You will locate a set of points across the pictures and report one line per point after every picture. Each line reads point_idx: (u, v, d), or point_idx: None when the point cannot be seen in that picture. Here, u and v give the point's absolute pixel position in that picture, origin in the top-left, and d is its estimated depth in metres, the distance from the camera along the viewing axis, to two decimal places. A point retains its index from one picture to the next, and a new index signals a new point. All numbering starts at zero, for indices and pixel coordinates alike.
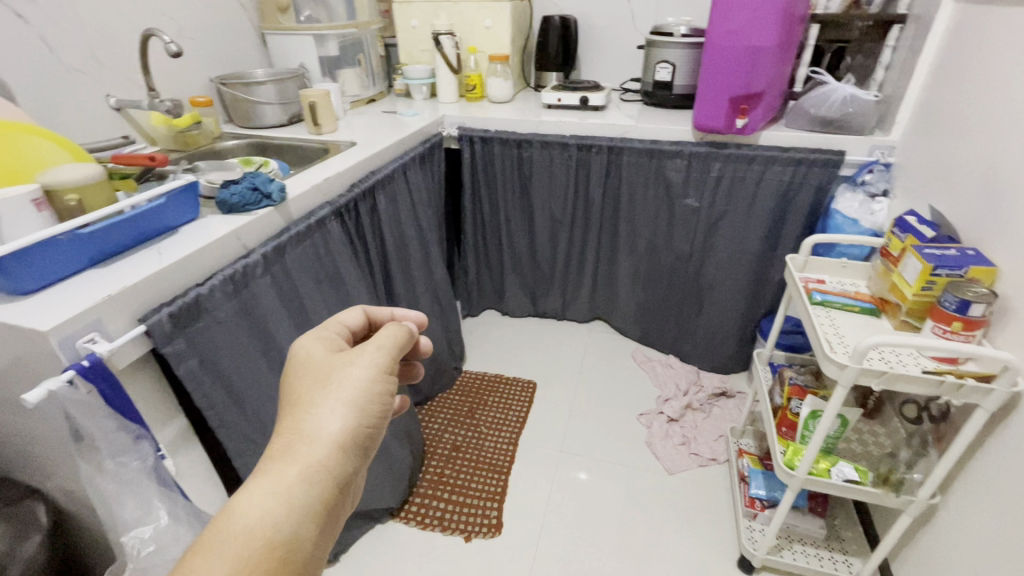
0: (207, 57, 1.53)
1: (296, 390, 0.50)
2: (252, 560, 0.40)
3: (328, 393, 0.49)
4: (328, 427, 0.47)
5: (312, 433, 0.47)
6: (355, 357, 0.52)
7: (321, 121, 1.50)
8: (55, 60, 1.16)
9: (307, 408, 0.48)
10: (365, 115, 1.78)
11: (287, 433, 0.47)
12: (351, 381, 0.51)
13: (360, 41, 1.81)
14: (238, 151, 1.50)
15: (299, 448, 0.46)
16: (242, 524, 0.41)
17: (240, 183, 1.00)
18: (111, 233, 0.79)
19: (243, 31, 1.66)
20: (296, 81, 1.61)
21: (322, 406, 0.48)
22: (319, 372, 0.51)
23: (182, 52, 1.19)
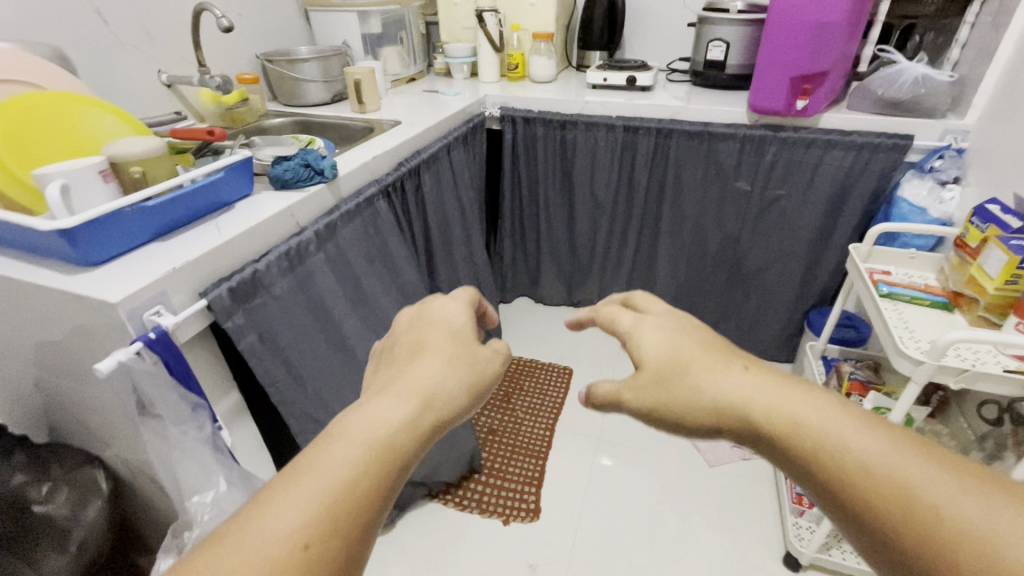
0: (253, 34, 1.52)
1: (440, 347, 0.58)
2: (370, 453, 0.45)
3: (465, 369, 0.58)
4: (459, 393, 0.55)
5: (447, 390, 0.54)
6: (489, 354, 0.62)
7: (365, 99, 1.48)
8: (111, 35, 1.17)
9: (446, 369, 0.57)
10: (406, 94, 1.76)
11: (426, 378, 0.54)
12: (481, 364, 0.60)
13: (402, 19, 1.78)
14: (282, 129, 1.50)
15: (438, 395, 0.53)
16: (366, 424, 0.47)
17: (292, 159, 0.99)
18: (173, 208, 0.80)
19: (287, 8, 1.65)
20: (339, 58, 1.59)
21: (459, 377, 0.57)
22: (460, 349, 0.60)
23: (234, 27, 1.18)
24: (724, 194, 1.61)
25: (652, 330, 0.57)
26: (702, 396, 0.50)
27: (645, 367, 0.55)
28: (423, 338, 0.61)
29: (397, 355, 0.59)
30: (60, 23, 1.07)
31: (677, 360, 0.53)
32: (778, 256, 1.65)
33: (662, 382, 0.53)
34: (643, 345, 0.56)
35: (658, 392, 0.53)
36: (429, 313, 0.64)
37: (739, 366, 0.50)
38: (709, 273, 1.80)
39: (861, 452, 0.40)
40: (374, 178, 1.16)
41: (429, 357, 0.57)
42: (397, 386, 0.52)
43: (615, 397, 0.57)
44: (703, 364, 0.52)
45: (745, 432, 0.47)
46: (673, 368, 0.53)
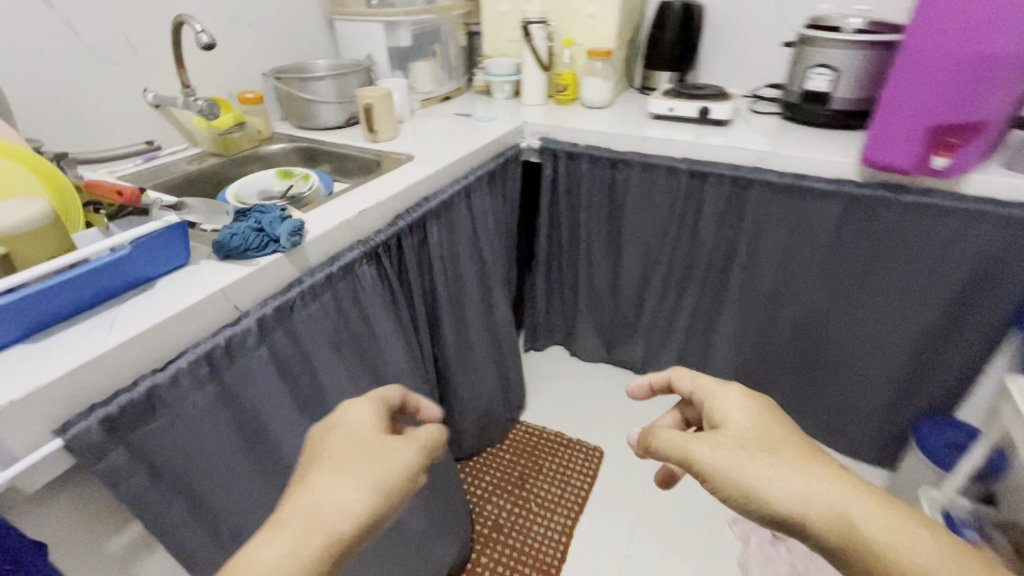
0: (264, 45, 1.34)
1: (341, 456, 0.58)
2: (320, 537, 0.52)
3: (364, 474, 0.57)
4: (357, 502, 0.54)
5: (341, 504, 0.54)
6: (399, 442, 0.61)
7: (378, 126, 1.27)
8: (85, 48, 1.01)
9: (351, 484, 0.56)
10: (435, 116, 1.53)
11: (325, 492, 0.55)
12: (385, 471, 0.57)
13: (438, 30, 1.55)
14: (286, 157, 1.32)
15: (328, 515, 0.53)
16: (318, 510, 0.53)
17: (244, 221, 0.78)
18: (59, 296, 0.62)
19: (308, 16, 1.46)
20: (360, 75, 1.38)
21: (360, 481, 0.56)
22: (365, 450, 0.59)
23: (216, 44, 0.99)
24: (822, 262, 1.25)
25: (731, 397, 0.64)
26: (780, 474, 0.54)
27: (728, 431, 0.60)
28: (328, 442, 0.61)
29: (307, 464, 0.59)
30: (17, 35, 0.92)
31: (758, 433, 0.59)
32: (885, 347, 1.27)
33: (755, 452, 0.57)
34: (726, 410, 0.63)
35: (749, 459, 0.56)
36: (341, 416, 0.64)
37: (805, 458, 0.56)
38: (790, 354, 1.44)
39: (926, 558, 0.48)
40: (359, 236, 0.93)
41: (324, 470, 0.57)
42: (286, 510, 0.54)
43: (685, 451, 0.59)
44: (778, 445, 0.57)
45: (817, 524, 0.52)
46: (754, 439, 0.58)
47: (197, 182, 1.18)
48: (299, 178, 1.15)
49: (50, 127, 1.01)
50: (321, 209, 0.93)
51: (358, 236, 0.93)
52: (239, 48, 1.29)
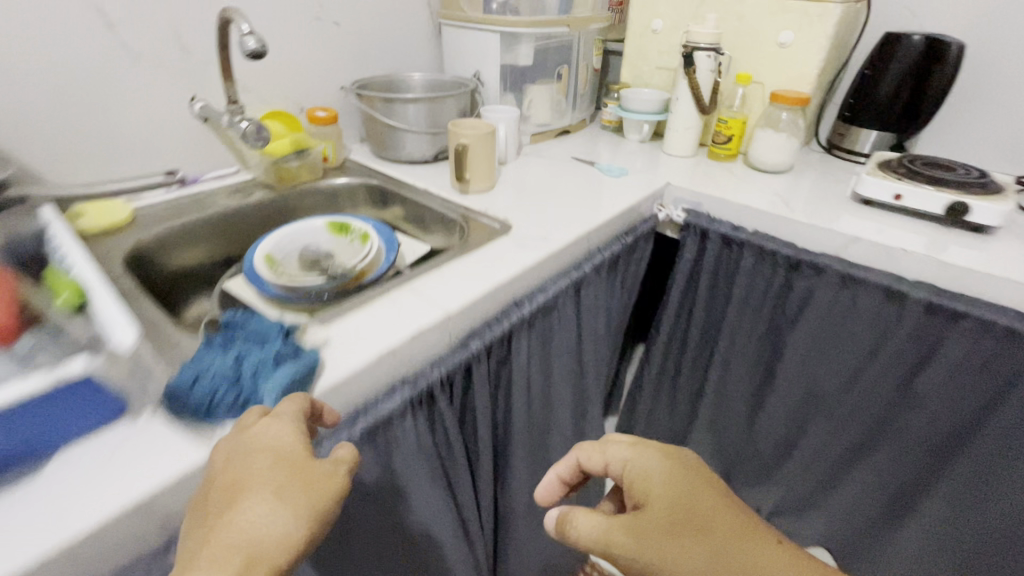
0: (350, 50, 1.08)
1: (261, 481, 0.40)
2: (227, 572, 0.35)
3: (293, 498, 0.40)
4: (296, 530, 0.38)
5: (275, 533, 0.38)
6: (328, 466, 0.43)
7: (470, 174, 0.93)
8: (118, 45, 0.79)
9: (265, 507, 0.39)
10: (547, 157, 1.18)
11: (245, 524, 0.37)
12: (306, 483, 0.41)
13: (568, 48, 1.20)
14: (354, 196, 1.04)
15: (260, 547, 0.37)
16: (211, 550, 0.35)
17: (220, 357, 0.50)
18: None
19: (413, 19, 1.17)
20: (461, 100, 1.07)
21: (290, 506, 0.39)
22: (292, 472, 0.41)
23: (266, 53, 0.71)
24: (1013, 427, 0.81)
25: (651, 459, 0.52)
26: (706, 562, 0.43)
27: (645, 513, 0.49)
28: (231, 468, 0.42)
29: (214, 499, 0.40)
30: (24, 23, 0.71)
31: (680, 510, 0.47)
32: None
33: (682, 537, 0.46)
34: (646, 485, 0.51)
35: (673, 546, 0.45)
36: (249, 433, 0.44)
37: (739, 535, 0.45)
38: (953, 556, 0.99)
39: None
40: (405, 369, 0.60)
41: (243, 494, 0.39)
42: (207, 546, 0.36)
43: (604, 541, 0.49)
44: (711, 523, 0.46)
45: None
46: (678, 518, 0.47)
47: (237, 221, 0.92)
48: (355, 236, 0.87)
49: (63, 138, 0.79)
50: (361, 318, 0.62)
51: (404, 368, 0.60)
52: (318, 53, 1.03)
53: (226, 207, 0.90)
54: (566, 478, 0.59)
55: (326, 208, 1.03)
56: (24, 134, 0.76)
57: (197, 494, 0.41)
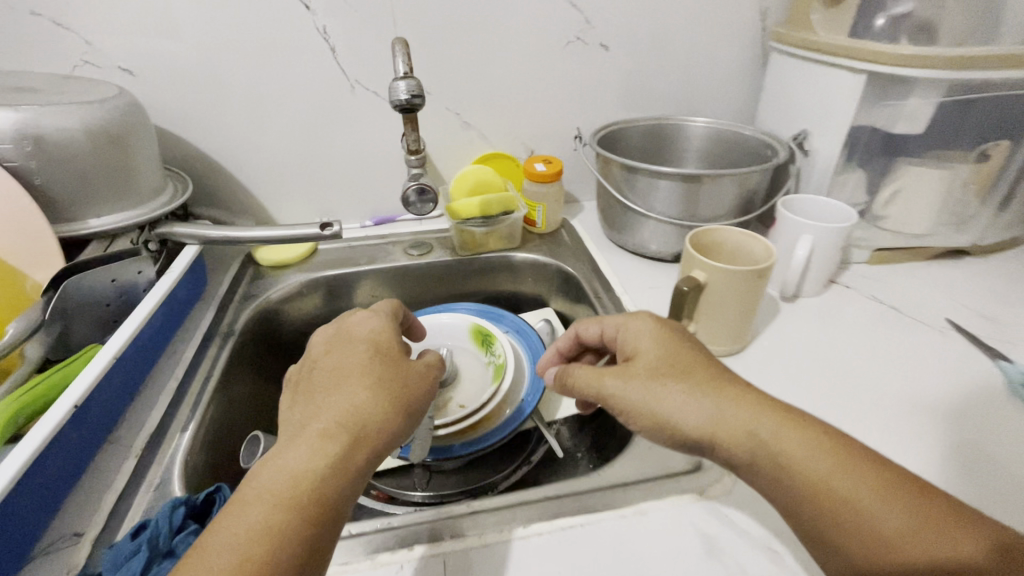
0: (613, 84, 0.79)
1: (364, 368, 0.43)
2: (337, 437, 0.38)
3: (390, 385, 0.42)
4: (393, 416, 0.41)
5: (376, 415, 0.40)
6: (420, 366, 0.46)
7: (695, 326, 0.54)
8: (339, 74, 0.71)
9: (366, 386, 0.42)
10: (889, 302, 0.65)
11: (347, 402, 0.41)
12: (402, 374, 0.44)
13: (1017, 115, 0.61)
14: (546, 280, 0.77)
15: (364, 424, 0.40)
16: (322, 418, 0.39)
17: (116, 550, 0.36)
18: None
19: (721, 49, 0.79)
20: (750, 180, 0.65)
21: (391, 387, 0.43)
22: (388, 364, 0.44)
23: (421, 106, 0.50)
24: None
25: (649, 324, 0.46)
26: (689, 397, 0.40)
27: (635, 362, 0.44)
28: (328, 352, 0.45)
29: (318, 376, 0.43)
30: (261, 47, 0.68)
31: (668, 358, 0.43)
32: None
33: (666, 377, 0.42)
34: (637, 342, 0.45)
35: (659, 389, 0.41)
36: (345, 326, 0.48)
37: (715, 380, 0.41)
38: None
39: (839, 460, 0.36)
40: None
41: (345, 378, 0.42)
42: (312, 423, 0.39)
43: (597, 386, 0.45)
44: (690, 372, 0.42)
45: (727, 445, 0.38)
46: (666, 366, 0.43)
47: (406, 282, 0.77)
48: (493, 360, 0.60)
49: (275, 164, 0.77)
50: None
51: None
52: (566, 90, 0.78)
53: (398, 262, 0.76)
54: (563, 351, 0.54)
55: (511, 286, 0.79)
56: (242, 156, 0.75)
57: (291, 377, 0.45)
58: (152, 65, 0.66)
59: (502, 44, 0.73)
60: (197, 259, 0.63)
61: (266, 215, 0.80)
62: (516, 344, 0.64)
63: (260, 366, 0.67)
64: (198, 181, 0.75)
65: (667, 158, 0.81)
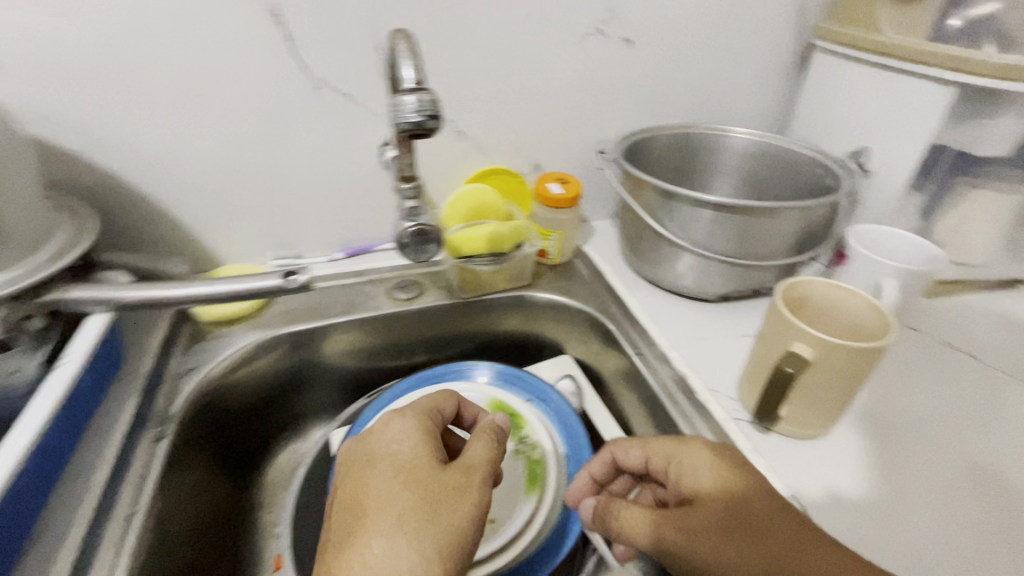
0: (638, 86, 0.66)
1: (386, 503, 0.35)
2: None
3: (420, 530, 0.33)
4: (423, 574, 0.32)
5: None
6: (457, 486, 0.36)
7: (784, 408, 0.43)
8: (301, 71, 0.54)
9: (387, 534, 0.33)
10: (962, 347, 0.58)
11: (361, 561, 0.32)
12: (432, 507, 0.35)
13: None
14: (565, 324, 0.64)
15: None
16: None
17: None
18: None
19: (759, 47, 0.68)
20: (815, 211, 0.55)
21: (414, 531, 0.33)
22: (418, 491, 0.35)
23: (441, 128, 0.35)
24: None
25: (705, 453, 0.38)
26: (773, 562, 0.33)
27: (697, 513, 0.36)
28: (349, 482, 0.37)
29: (338, 516, 0.35)
30: (189, 33, 0.50)
31: (742, 508, 0.35)
32: None
33: (736, 539, 0.34)
34: (695, 484, 0.38)
35: (721, 552, 0.34)
36: (370, 437, 0.39)
37: (803, 536, 0.34)
38: None
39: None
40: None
41: (364, 524, 0.34)
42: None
43: (652, 540, 0.37)
44: (768, 527, 0.34)
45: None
46: (741, 516, 0.35)
47: (392, 334, 0.62)
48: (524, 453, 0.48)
49: (213, 187, 0.59)
50: None
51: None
52: (584, 93, 0.65)
53: (382, 309, 0.60)
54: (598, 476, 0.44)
55: (522, 330, 0.66)
56: (168, 177, 0.57)
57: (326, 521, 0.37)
58: (24, 55, 0.47)
59: (510, 35, 0.58)
60: (110, 330, 0.46)
61: (207, 250, 0.62)
62: (547, 421, 0.51)
63: (207, 464, 0.50)
64: (106, 211, 0.56)
65: (697, 173, 0.70)
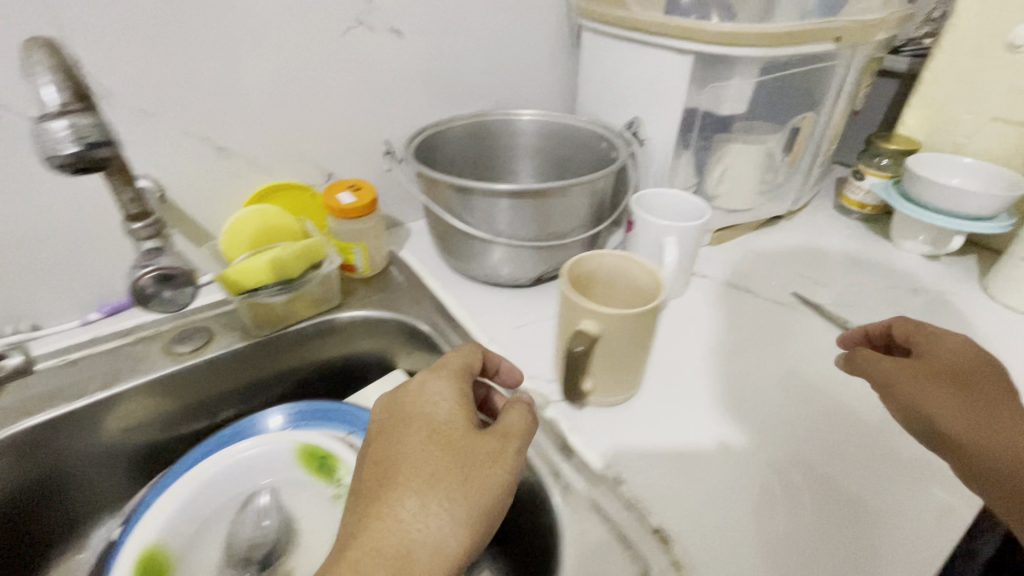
0: (419, 78, 0.63)
1: (418, 461, 0.36)
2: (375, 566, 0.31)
3: (450, 491, 0.34)
4: (451, 531, 0.33)
5: (428, 537, 0.33)
6: (491, 449, 0.37)
7: (591, 384, 0.44)
8: None
9: (419, 490, 0.34)
10: (742, 284, 0.65)
11: (394, 516, 0.33)
12: (464, 467, 0.36)
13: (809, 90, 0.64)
14: (389, 340, 0.60)
15: (411, 554, 0.32)
16: (367, 536, 0.32)
17: None
18: None
19: (530, 30, 0.68)
20: (601, 182, 0.57)
21: (443, 490, 0.34)
22: (450, 453, 0.36)
23: (111, 164, 0.36)
24: None
25: (956, 336, 0.44)
26: (995, 425, 0.39)
27: (934, 361, 0.43)
28: (388, 438, 0.38)
29: (369, 472, 0.37)
30: None
31: (970, 365, 0.42)
32: None
33: (954, 389, 0.41)
34: (940, 345, 0.44)
35: (969, 411, 0.40)
36: (411, 396, 0.41)
37: (1006, 419, 0.39)
38: None
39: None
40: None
41: (396, 479, 0.35)
42: (351, 543, 0.32)
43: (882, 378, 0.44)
44: (996, 397, 0.41)
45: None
46: (956, 373, 0.42)
47: (184, 394, 0.53)
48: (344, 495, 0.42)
49: None
50: None
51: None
52: (359, 92, 0.60)
53: (159, 370, 0.51)
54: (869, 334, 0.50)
55: (343, 355, 0.60)
56: None
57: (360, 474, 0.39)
58: None
59: (252, 33, 0.52)
60: None
61: None
62: None
63: None
64: None
65: (500, 160, 0.69)
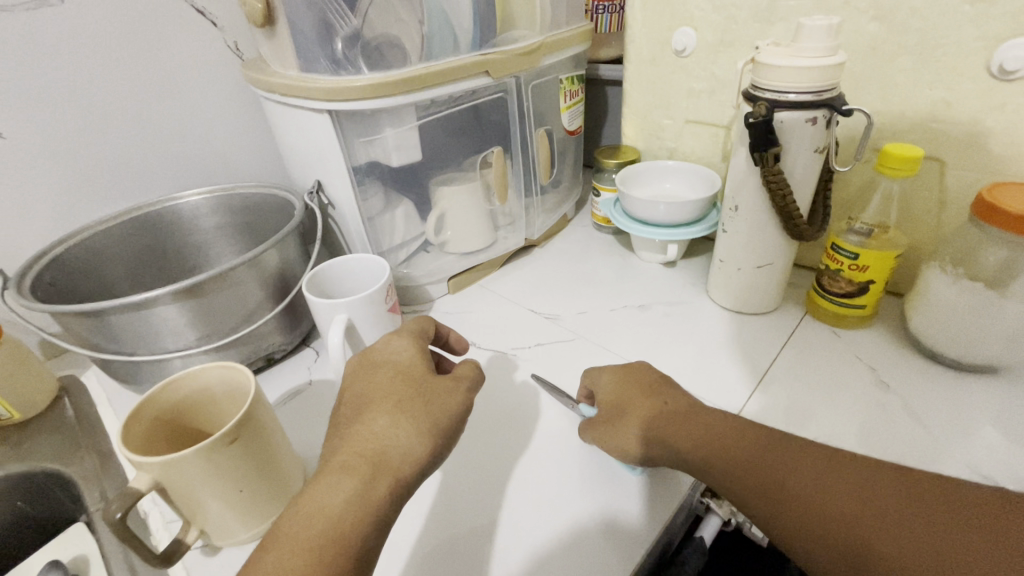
0: (47, 176, 0.55)
1: (387, 394, 0.38)
2: (353, 474, 0.33)
3: (416, 408, 0.37)
4: (418, 441, 0.36)
5: (402, 444, 0.35)
6: (447, 382, 0.40)
7: (192, 530, 0.37)
8: None
9: (394, 407, 0.37)
10: (469, 335, 0.60)
11: (368, 434, 0.36)
12: (434, 389, 0.39)
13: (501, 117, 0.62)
14: (44, 495, 0.51)
15: (386, 455, 0.35)
16: (342, 455, 0.34)
17: None
18: None
19: (196, 101, 0.61)
20: (264, 260, 0.51)
21: (414, 411, 0.37)
22: (414, 387, 0.39)
23: None
24: None
25: (609, 372, 0.47)
26: (675, 420, 0.40)
27: (610, 404, 0.45)
28: (358, 380, 0.40)
29: (343, 409, 0.39)
30: None
31: (630, 397, 0.44)
32: None
33: (630, 420, 0.42)
34: (610, 388, 0.46)
35: (657, 427, 0.40)
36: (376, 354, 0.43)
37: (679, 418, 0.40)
38: None
39: (799, 467, 0.33)
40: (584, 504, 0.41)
41: (369, 405, 0.38)
42: (337, 453, 0.35)
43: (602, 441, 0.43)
44: (663, 399, 0.43)
45: (703, 451, 0.37)
46: (624, 406, 0.44)
47: None
48: None
49: None
50: None
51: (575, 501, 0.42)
52: None
53: None
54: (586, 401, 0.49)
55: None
56: None
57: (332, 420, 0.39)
58: None
59: None
60: None
61: None
62: None
63: None
64: None
65: (188, 247, 0.61)
